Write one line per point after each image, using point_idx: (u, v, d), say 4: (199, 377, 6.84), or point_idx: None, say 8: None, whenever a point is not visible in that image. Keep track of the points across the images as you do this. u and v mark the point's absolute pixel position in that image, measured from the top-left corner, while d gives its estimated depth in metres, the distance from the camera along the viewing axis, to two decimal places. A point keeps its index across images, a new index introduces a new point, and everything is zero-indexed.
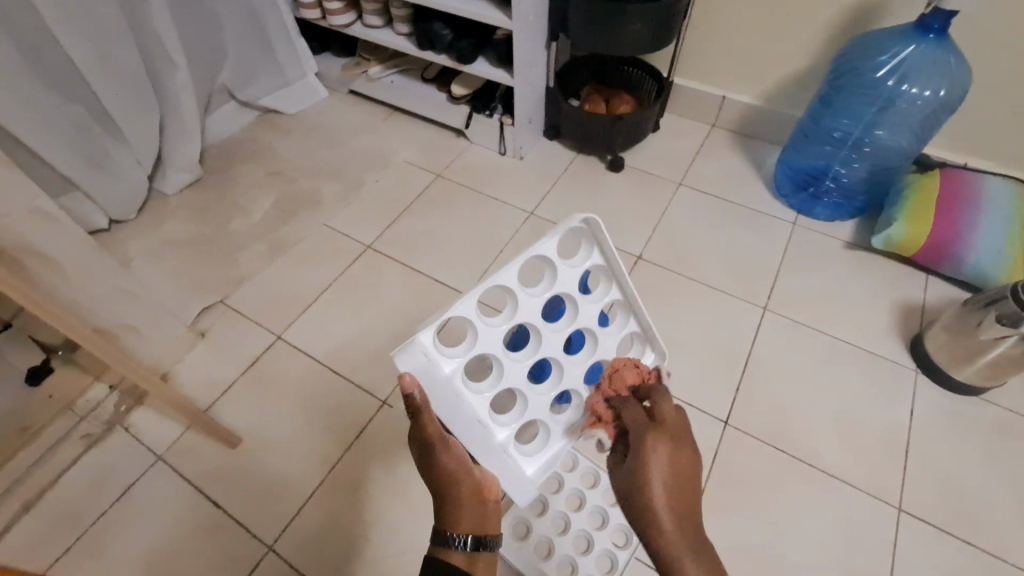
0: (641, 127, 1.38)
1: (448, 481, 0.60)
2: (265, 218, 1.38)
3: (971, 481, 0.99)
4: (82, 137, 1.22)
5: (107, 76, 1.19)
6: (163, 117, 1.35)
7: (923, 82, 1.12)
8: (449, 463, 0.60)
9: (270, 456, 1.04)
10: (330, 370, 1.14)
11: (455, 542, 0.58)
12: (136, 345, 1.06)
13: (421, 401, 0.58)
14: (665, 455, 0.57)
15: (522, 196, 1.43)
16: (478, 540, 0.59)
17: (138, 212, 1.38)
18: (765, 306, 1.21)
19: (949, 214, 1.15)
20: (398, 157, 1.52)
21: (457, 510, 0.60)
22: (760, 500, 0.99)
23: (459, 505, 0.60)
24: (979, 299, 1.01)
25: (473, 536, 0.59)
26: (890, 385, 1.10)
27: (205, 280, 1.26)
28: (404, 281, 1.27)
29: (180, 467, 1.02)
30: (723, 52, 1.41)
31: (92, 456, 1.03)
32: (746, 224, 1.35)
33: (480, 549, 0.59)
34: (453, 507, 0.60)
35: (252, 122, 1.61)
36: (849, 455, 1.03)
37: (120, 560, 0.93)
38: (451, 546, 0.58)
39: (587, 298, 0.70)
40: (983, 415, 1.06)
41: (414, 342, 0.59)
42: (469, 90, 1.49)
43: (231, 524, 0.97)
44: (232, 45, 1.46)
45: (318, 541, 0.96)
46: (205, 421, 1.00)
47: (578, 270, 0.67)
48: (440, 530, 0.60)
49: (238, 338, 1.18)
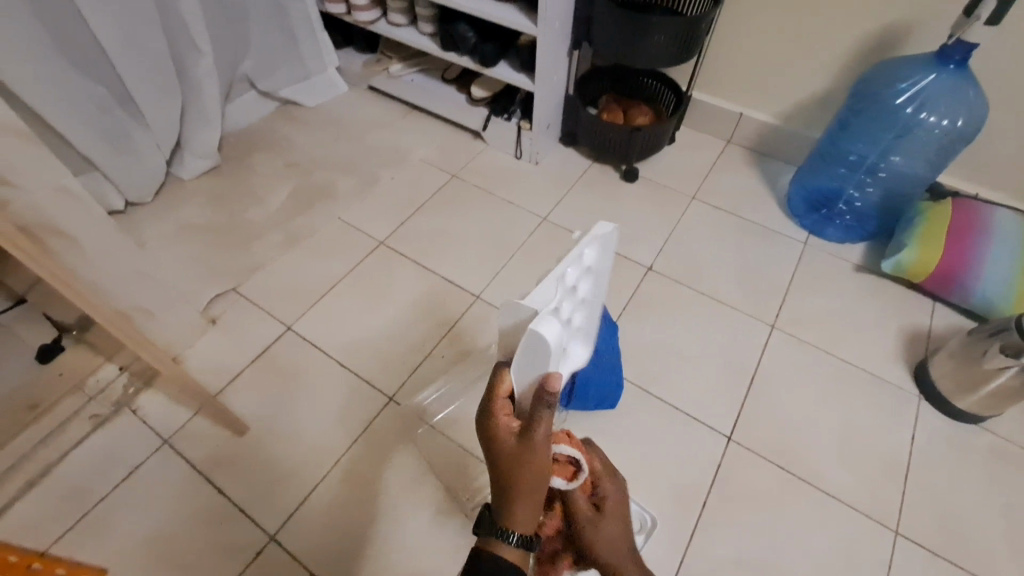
0: (658, 139, 1.39)
1: (520, 478, 0.52)
2: (280, 208, 1.38)
3: (969, 508, 1.00)
4: (105, 118, 1.22)
5: (133, 59, 1.20)
6: (185, 102, 1.36)
7: (941, 111, 1.13)
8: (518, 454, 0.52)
9: (276, 445, 1.04)
10: (339, 363, 1.14)
11: (512, 540, 0.53)
12: (148, 328, 1.07)
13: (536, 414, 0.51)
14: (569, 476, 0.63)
15: (536, 201, 1.44)
16: (531, 540, 0.54)
17: (154, 196, 1.38)
18: (773, 324, 1.22)
19: (960, 241, 1.16)
20: (415, 155, 1.53)
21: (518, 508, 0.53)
22: (759, 516, 0.99)
23: (517, 502, 0.53)
24: (985, 328, 1.02)
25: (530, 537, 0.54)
26: (893, 409, 1.11)
27: (218, 267, 1.27)
28: (416, 279, 1.27)
29: (186, 452, 1.03)
30: (743, 70, 1.42)
31: (100, 436, 1.04)
32: (757, 241, 1.36)
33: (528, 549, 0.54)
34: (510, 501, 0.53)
35: (271, 112, 1.62)
36: (849, 476, 1.03)
37: (122, 541, 0.94)
38: (505, 540, 0.53)
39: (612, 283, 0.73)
40: (984, 444, 1.07)
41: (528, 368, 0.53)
42: (489, 93, 1.50)
43: (234, 511, 0.98)
44: (257, 36, 1.47)
45: (319, 533, 0.96)
46: (214, 407, 1.01)
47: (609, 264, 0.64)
48: (497, 522, 0.53)
49: (249, 326, 1.19)
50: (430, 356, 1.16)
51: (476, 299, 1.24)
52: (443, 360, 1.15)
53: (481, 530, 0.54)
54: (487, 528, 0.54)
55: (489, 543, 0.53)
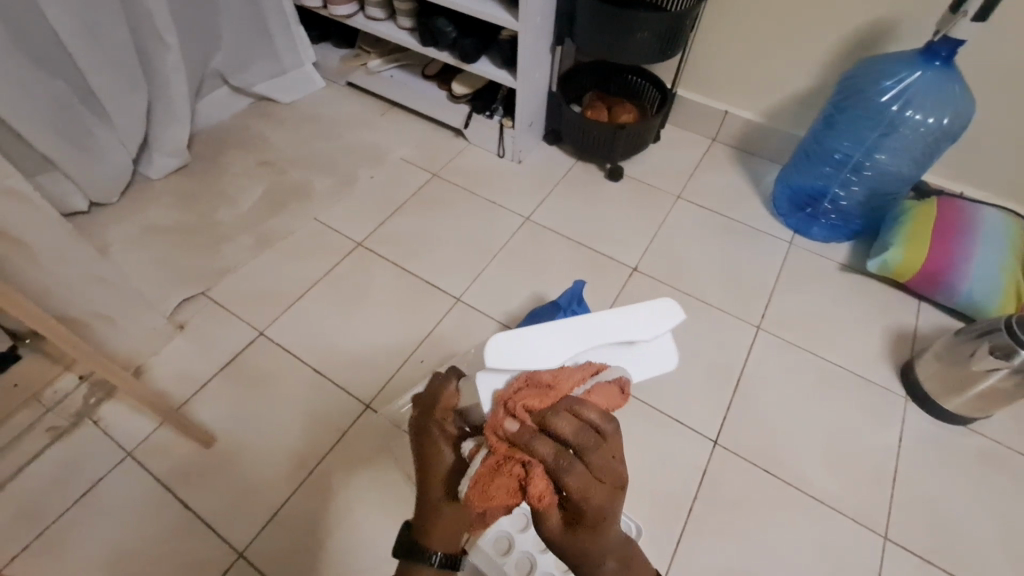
0: (643, 137, 1.36)
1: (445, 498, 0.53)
2: (253, 209, 1.34)
3: (957, 512, 0.99)
4: (66, 114, 1.17)
5: (94, 53, 1.14)
6: (152, 98, 1.30)
7: (927, 109, 1.11)
8: (447, 477, 0.53)
9: (246, 456, 1.00)
10: (313, 369, 1.10)
11: (432, 560, 0.55)
12: (109, 336, 1.02)
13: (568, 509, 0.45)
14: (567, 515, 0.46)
15: (519, 200, 1.40)
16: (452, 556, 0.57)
17: (120, 196, 1.33)
18: (758, 325, 1.20)
19: (946, 241, 1.15)
20: (394, 154, 1.49)
21: (439, 526, 0.54)
22: (747, 524, 0.97)
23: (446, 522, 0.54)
24: (973, 328, 1.01)
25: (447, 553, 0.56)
26: (879, 410, 1.10)
27: (187, 270, 1.21)
28: (395, 281, 1.23)
29: (149, 465, 0.98)
30: (727, 67, 1.41)
31: (59, 450, 0.99)
32: (742, 241, 1.34)
33: (452, 564, 0.57)
34: (437, 515, 0.54)
35: (245, 109, 1.56)
36: (836, 480, 1.02)
37: (79, 561, 0.89)
38: (426, 562, 0.55)
39: None
40: (972, 446, 1.06)
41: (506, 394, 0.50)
42: (469, 90, 1.45)
43: (200, 527, 0.93)
44: (228, 30, 1.41)
45: (292, 548, 0.92)
46: (180, 418, 0.96)
47: None
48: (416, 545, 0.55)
49: (220, 332, 1.14)
50: (409, 361, 1.12)
51: (457, 301, 1.21)
52: (422, 365, 1.11)
53: (401, 555, 0.56)
54: (409, 552, 0.56)
55: (410, 569, 0.55)
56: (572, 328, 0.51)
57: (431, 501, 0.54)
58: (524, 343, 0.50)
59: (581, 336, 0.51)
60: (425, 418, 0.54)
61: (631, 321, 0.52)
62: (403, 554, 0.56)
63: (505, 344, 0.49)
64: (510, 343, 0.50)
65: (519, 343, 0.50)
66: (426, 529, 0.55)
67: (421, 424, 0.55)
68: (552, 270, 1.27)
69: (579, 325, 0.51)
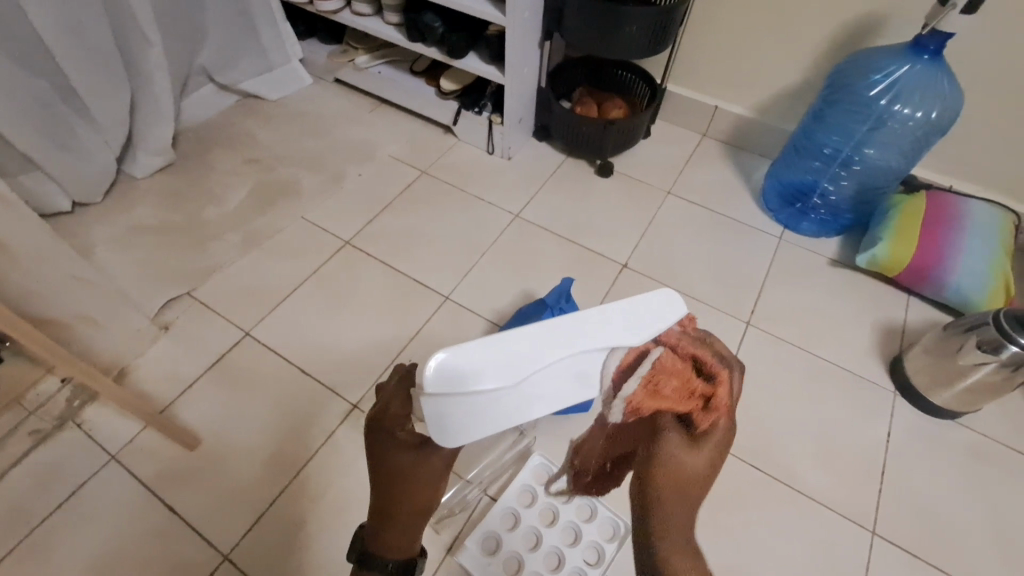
0: (633, 133, 1.35)
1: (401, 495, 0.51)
2: (239, 208, 1.32)
3: (945, 505, 0.99)
4: (46, 112, 1.15)
5: (75, 51, 1.12)
6: (136, 97, 1.29)
7: (915, 102, 1.11)
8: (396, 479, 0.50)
9: (233, 457, 0.99)
10: (300, 369, 1.09)
11: (386, 566, 0.52)
12: (93, 337, 1.01)
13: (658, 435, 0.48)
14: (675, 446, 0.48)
15: (508, 197, 1.40)
16: (408, 562, 0.54)
17: (104, 196, 1.31)
18: (748, 320, 1.20)
19: (934, 235, 1.15)
20: (382, 151, 1.48)
21: (391, 531, 0.52)
22: (735, 520, 0.97)
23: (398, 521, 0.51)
24: (961, 322, 1.01)
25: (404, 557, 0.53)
26: (868, 405, 1.10)
27: (173, 269, 1.20)
28: (383, 279, 1.23)
29: (134, 467, 0.97)
30: (716, 61, 1.40)
31: (42, 453, 0.98)
32: (732, 237, 1.34)
33: (408, 573, 0.54)
34: (387, 521, 0.52)
35: (230, 107, 1.55)
36: (825, 475, 1.02)
37: (63, 565, 0.88)
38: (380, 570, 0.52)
39: (577, 522, 0.93)
40: (960, 439, 1.06)
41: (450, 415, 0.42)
42: (458, 86, 1.43)
43: (186, 529, 0.92)
44: (213, 26, 1.39)
45: (279, 550, 0.92)
46: (165, 420, 0.95)
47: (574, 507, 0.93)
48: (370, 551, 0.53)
49: (206, 332, 1.13)
50: (397, 360, 1.11)
51: (446, 299, 1.20)
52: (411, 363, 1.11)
53: (353, 560, 0.53)
54: (361, 558, 0.53)
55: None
56: (545, 335, 0.43)
57: (382, 504, 0.51)
58: (476, 370, 0.41)
59: (554, 345, 0.43)
60: (379, 420, 0.52)
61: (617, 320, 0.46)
62: (356, 560, 0.53)
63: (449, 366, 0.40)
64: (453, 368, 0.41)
65: (472, 373, 0.41)
66: (378, 532, 0.52)
67: (373, 427, 0.52)
68: (541, 268, 1.26)
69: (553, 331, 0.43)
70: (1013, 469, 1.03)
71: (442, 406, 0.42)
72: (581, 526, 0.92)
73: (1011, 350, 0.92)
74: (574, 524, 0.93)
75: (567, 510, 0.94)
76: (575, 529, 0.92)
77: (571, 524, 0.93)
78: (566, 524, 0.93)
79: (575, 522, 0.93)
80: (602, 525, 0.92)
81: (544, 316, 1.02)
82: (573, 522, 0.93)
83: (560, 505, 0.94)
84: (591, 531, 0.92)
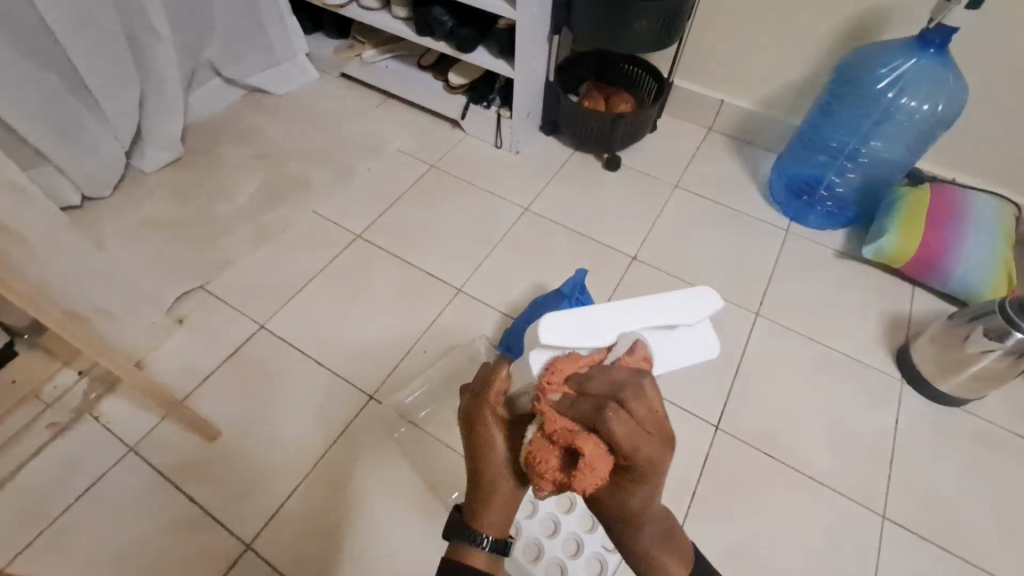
0: (641, 126, 1.36)
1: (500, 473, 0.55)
2: (249, 202, 1.32)
3: (952, 490, 1.01)
4: (57, 106, 1.14)
5: (85, 44, 1.11)
6: (145, 90, 1.28)
7: (922, 96, 1.13)
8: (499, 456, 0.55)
9: (250, 448, 1.00)
10: (315, 361, 1.10)
11: (484, 543, 0.55)
12: (109, 330, 1.01)
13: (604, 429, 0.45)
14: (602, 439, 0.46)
15: (517, 191, 1.40)
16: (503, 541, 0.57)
17: (113, 190, 1.31)
18: (757, 311, 1.22)
19: (939, 228, 1.17)
20: (390, 145, 1.48)
21: (493, 505, 0.55)
22: (749, 506, 0.99)
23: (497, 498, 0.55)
24: (967, 312, 1.03)
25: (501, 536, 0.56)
26: (876, 393, 1.12)
27: (185, 263, 1.20)
28: (395, 272, 1.23)
29: (153, 459, 0.98)
30: (723, 56, 1.41)
31: (60, 446, 0.98)
32: (740, 229, 1.35)
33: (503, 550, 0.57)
34: (488, 499, 0.55)
35: (237, 101, 1.54)
36: (835, 463, 1.03)
37: (84, 556, 0.89)
38: (477, 546, 0.55)
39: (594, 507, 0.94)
40: (966, 426, 1.08)
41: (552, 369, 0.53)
42: (467, 80, 1.45)
43: (206, 520, 0.93)
44: (220, 20, 1.39)
45: (299, 539, 0.92)
46: (183, 412, 0.96)
47: None
48: (467, 528, 0.56)
49: (220, 325, 1.13)
50: (411, 352, 1.12)
51: (458, 292, 1.21)
52: (425, 356, 1.12)
53: (451, 537, 0.56)
54: (458, 534, 0.56)
55: (461, 553, 0.55)
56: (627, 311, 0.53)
57: (483, 483, 0.55)
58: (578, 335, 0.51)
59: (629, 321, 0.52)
60: (475, 403, 0.56)
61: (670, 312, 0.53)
62: (453, 537, 0.56)
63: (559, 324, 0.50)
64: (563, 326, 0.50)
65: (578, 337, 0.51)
66: (478, 510, 0.56)
67: (473, 409, 0.56)
68: (552, 260, 1.27)
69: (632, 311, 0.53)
70: (1019, 455, 1.05)
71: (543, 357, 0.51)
72: None
73: (1016, 337, 0.95)
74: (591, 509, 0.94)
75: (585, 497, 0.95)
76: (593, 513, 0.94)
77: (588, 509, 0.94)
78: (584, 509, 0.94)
79: None
80: None
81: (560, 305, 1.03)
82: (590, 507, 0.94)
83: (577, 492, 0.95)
84: None
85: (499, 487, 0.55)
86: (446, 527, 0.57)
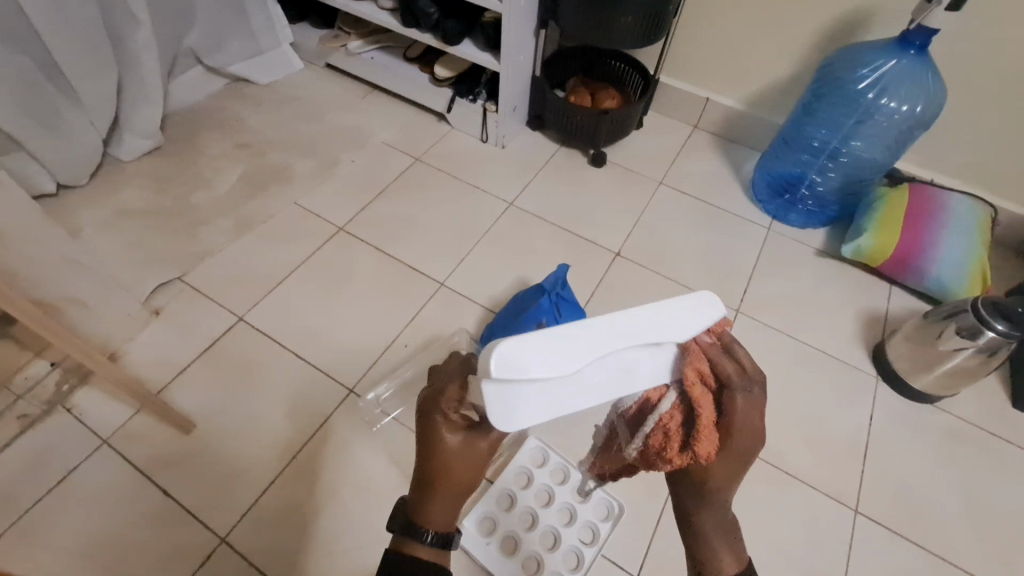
0: (627, 122, 1.36)
1: (448, 473, 0.55)
2: (230, 192, 1.30)
3: (923, 486, 1.03)
4: (31, 91, 1.12)
5: (62, 28, 1.09)
6: (123, 77, 1.26)
7: (901, 97, 1.14)
8: (443, 458, 0.55)
9: (227, 441, 0.99)
10: (294, 354, 1.09)
11: (426, 539, 0.54)
12: (83, 320, 0.99)
13: (733, 394, 0.48)
14: (738, 405, 0.48)
15: (503, 185, 1.40)
16: (447, 538, 0.56)
17: (90, 178, 1.28)
18: (737, 308, 1.23)
19: (915, 228, 1.19)
20: (375, 137, 1.47)
21: (440, 501, 0.55)
22: None
23: (442, 496, 0.55)
24: (941, 310, 1.05)
25: (446, 533, 0.56)
26: (852, 389, 1.13)
27: (163, 254, 1.19)
28: (377, 265, 1.22)
29: (127, 451, 0.96)
30: (708, 54, 1.42)
31: (30, 438, 0.96)
32: (723, 226, 1.36)
33: (446, 547, 0.56)
34: (432, 495, 0.55)
35: (220, 90, 1.52)
36: (810, 457, 1.05)
37: (55, 548, 0.87)
38: (421, 541, 0.55)
39: (571, 501, 0.95)
40: (937, 421, 1.10)
41: (507, 398, 0.43)
42: (453, 73, 1.44)
43: (180, 513, 0.92)
44: (202, 7, 1.36)
45: (276, 532, 0.92)
46: (158, 403, 0.94)
47: (567, 489, 0.96)
48: (414, 522, 0.55)
49: (198, 317, 1.12)
50: (393, 346, 1.11)
51: (441, 286, 1.20)
52: (406, 350, 1.11)
53: (396, 532, 0.55)
54: (402, 528, 0.55)
55: (404, 546, 0.55)
56: (600, 332, 0.43)
57: (430, 477, 0.55)
58: (536, 362, 0.41)
59: (603, 340, 0.43)
60: (430, 403, 0.56)
61: (680, 317, 0.46)
62: (398, 531, 0.55)
63: (506, 357, 0.41)
64: (514, 358, 0.41)
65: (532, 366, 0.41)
66: (423, 504, 0.55)
67: (426, 408, 0.56)
68: (535, 256, 1.27)
69: (606, 330, 0.43)
70: (989, 451, 1.07)
71: (493, 392, 0.43)
72: (576, 506, 0.94)
73: (988, 336, 0.96)
74: (569, 504, 0.95)
75: (563, 492, 0.95)
76: (570, 508, 0.94)
77: (566, 503, 0.95)
78: (561, 504, 0.95)
79: (572, 502, 0.95)
80: (598, 505, 0.94)
81: (539, 302, 1.01)
82: (568, 502, 0.95)
83: (555, 487, 0.96)
84: (587, 511, 0.94)
85: (446, 485, 0.55)
86: (391, 521, 0.56)
